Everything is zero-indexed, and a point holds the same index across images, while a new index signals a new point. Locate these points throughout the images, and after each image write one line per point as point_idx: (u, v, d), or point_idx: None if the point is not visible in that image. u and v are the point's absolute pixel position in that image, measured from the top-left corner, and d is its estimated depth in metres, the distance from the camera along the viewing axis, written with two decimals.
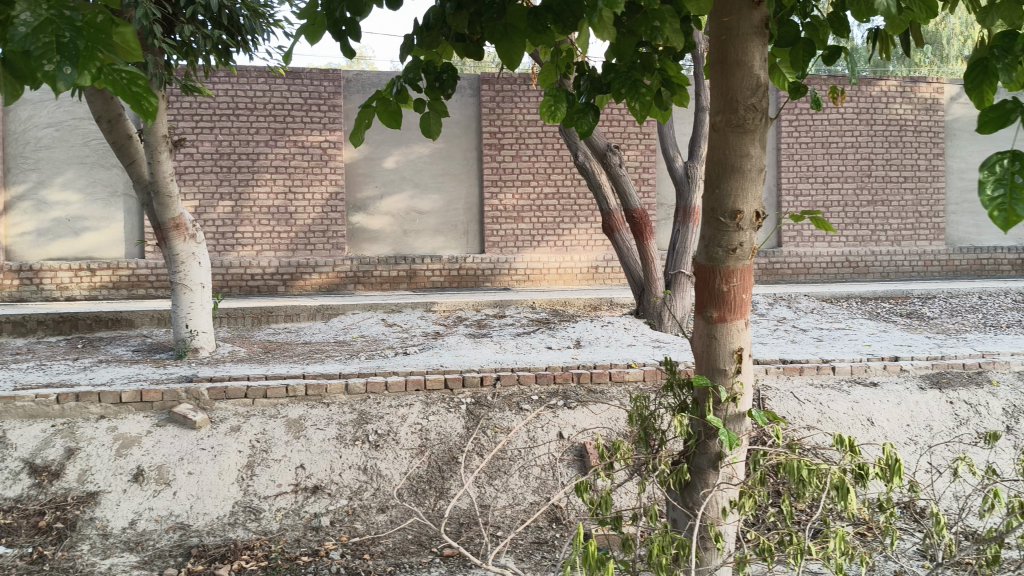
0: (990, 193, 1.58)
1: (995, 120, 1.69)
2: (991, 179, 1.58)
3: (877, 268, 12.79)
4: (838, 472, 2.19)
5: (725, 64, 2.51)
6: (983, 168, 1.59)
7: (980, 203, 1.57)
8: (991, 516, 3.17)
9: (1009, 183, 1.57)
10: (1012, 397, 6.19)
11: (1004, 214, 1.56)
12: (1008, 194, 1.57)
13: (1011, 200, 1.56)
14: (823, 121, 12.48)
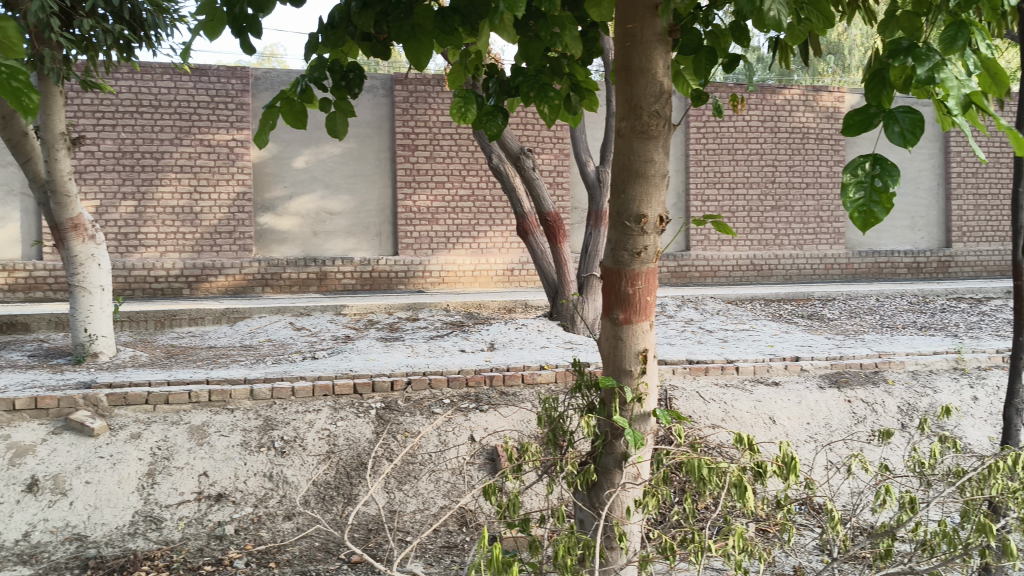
0: (851, 196, 1.77)
1: (859, 126, 1.85)
2: (853, 182, 1.77)
3: (780, 271, 13.12)
4: (735, 470, 2.23)
5: (629, 70, 2.55)
6: (846, 172, 1.78)
7: (843, 204, 1.77)
8: (885, 511, 3.29)
9: (869, 186, 1.76)
10: (905, 395, 6.45)
11: (863, 216, 1.75)
12: (867, 197, 1.75)
13: (870, 202, 1.74)
14: (730, 128, 12.82)
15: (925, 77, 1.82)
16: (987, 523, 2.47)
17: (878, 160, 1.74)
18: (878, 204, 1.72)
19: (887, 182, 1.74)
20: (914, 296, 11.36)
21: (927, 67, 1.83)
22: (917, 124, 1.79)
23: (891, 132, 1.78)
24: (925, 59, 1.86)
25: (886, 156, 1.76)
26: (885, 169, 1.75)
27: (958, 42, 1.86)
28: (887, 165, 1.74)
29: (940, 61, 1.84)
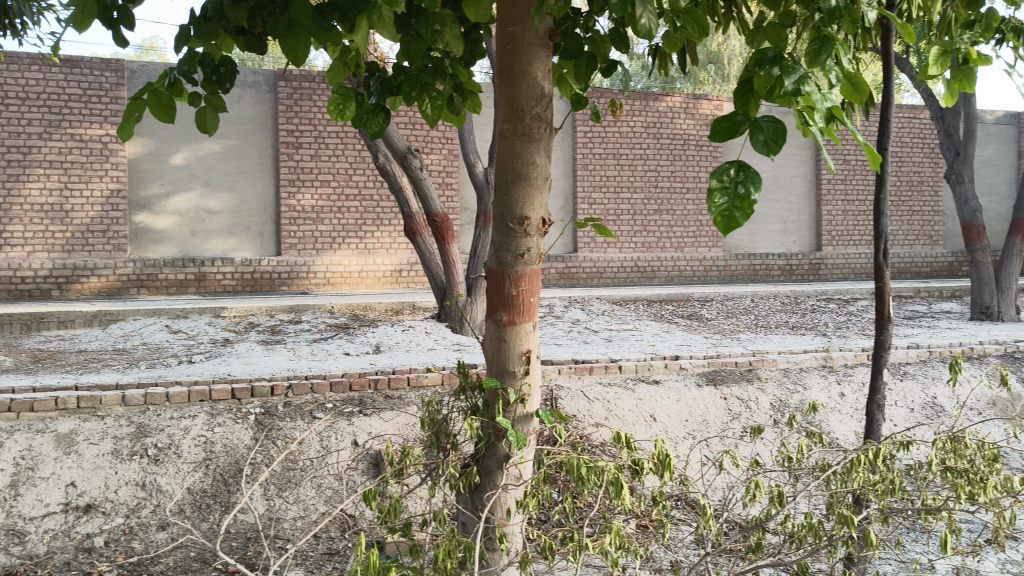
0: (716, 200, 1.82)
1: (725, 132, 1.90)
2: (718, 187, 1.82)
3: (663, 273, 13.44)
4: (612, 469, 2.26)
5: (510, 73, 2.56)
6: (713, 177, 1.83)
7: (708, 208, 1.81)
8: (757, 505, 3.41)
9: (733, 191, 1.81)
10: (778, 393, 6.71)
11: (726, 220, 1.80)
12: (731, 202, 1.81)
13: (733, 207, 1.80)
14: (615, 132, 13.05)
15: (791, 90, 1.91)
16: (852, 513, 2.58)
17: (742, 167, 1.81)
18: (742, 210, 1.78)
19: (750, 189, 1.81)
20: (787, 296, 11.83)
21: (793, 78, 1.92)
22: (779, 134, 1.87)
23: (757, 141, 1.85)
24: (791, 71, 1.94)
25: (750, 163, 1.83)
26: (748, 176, 1.82)
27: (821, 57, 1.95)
28: (751, 173, 1.81)
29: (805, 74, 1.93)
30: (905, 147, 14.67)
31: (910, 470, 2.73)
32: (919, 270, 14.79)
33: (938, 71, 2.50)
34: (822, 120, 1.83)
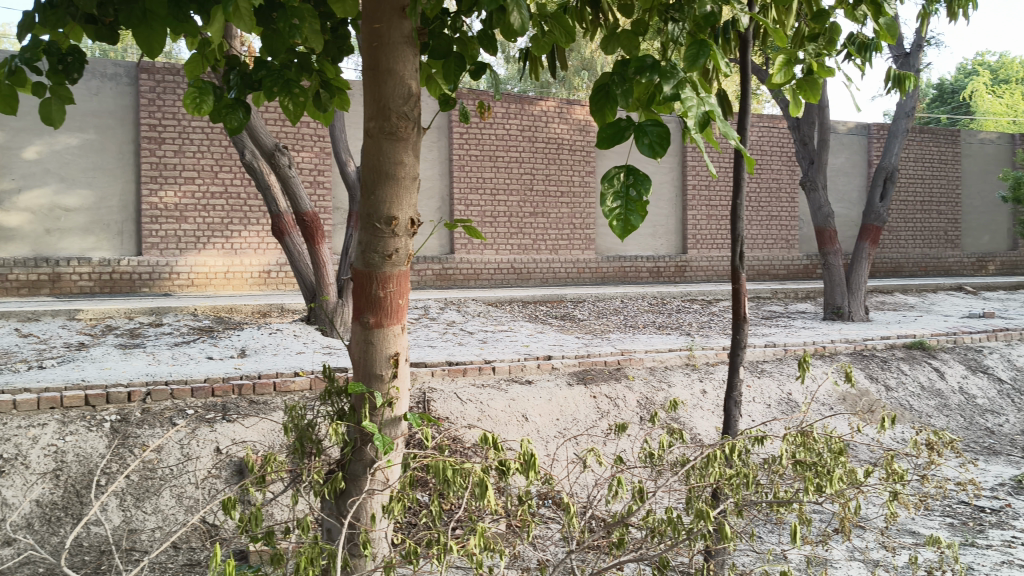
0: (609, 205, 1.89)
1: (611, 139, 1.94)
2: (610, 192, 1.89)
3: (538, 275, 13.58)
4: (476, 470, 2.25)
5: (376, 71, 2.52)
6: (604, 182, 1.90)
7: (602, 211, 1.88)
8: (624, 504, 3.48)
9: (625, 195, 1.89)
10: (645, 390, 6.88)
11: (620, 224, 1.87)
12: (624, 205, 1.88)
13: (627, 210, 1.87)
14: (491, 135, 13.12)
15: (670, 94, 1.92)
16: (715, 508, 2.66)
17: (631, 172, 1.87)
18: (634, 213, 1.86)
19: (641, 193, 1.88)
20: (655, 297, 12.16)
21: (672, 84, 1.93)
22: (663, 137, 1.90)
23: (643, 145, 1.88)
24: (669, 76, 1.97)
25: (639, 166, 1.89)
26: (639, 179, 1.88)
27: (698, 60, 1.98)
28: (639, 176, 1.88)
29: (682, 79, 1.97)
30: (766, 155, 15.32)
31: (766, 464, 2.83)
32: (777, 272, 15.46)
33: (782, 78, 2.65)
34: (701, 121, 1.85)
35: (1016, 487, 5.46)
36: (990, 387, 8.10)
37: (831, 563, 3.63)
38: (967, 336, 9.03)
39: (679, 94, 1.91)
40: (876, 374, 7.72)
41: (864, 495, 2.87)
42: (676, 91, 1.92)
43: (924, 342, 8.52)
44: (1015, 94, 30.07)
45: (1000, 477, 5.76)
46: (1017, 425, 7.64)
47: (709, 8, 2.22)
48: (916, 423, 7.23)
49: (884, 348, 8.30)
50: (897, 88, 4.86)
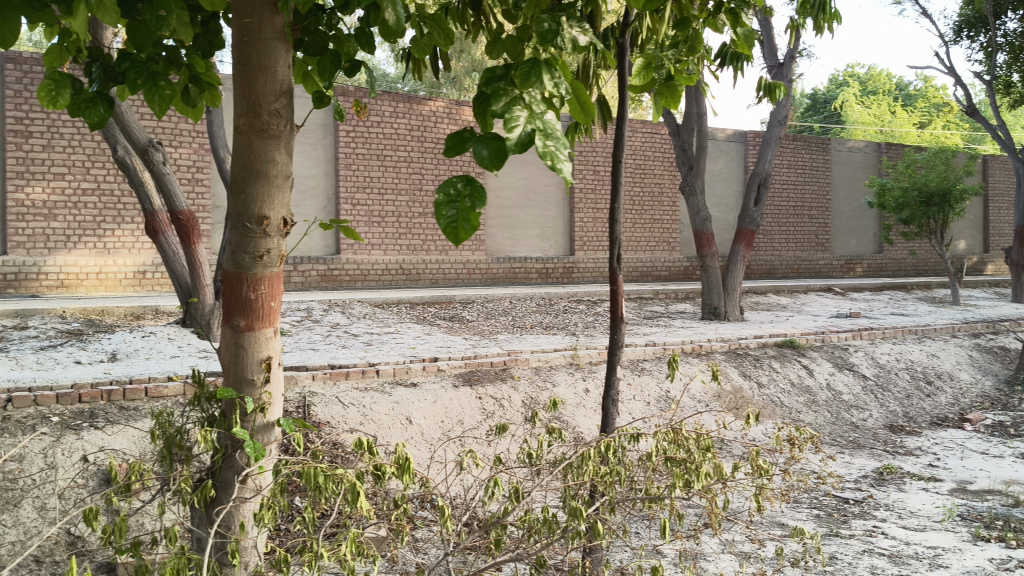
0: (444, 213, 1.86)
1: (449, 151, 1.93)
2: (444, 200, 1.86)
3: (426, 275, 13.51)
4: (349, 476, 2.21)
5: (246, 66, 2.45)
6: (439, 192, 1.87)
7: (436, 219, 1.86)
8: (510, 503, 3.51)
9: (460, 204, 1.87)
10: (530, 390, 6.94)
11: (456, 233, 1.86)
12: (458, 213, 1.86)
13: (461, 219, 1.86)
14: (379, 133, 12.98)
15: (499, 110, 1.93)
16: (591, 507, 2.70)
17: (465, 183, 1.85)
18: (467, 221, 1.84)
19: (475, 201, 1.86)
20: (542, 298, 12.27)
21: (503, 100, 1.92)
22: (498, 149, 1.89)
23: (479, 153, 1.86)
24: (503, 95, 1.96)
25: (474, 176, 1.88)
26: (474, 190, 1.87)
27: (533, 78, 1.97)
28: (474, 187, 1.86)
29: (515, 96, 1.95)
30: (649, 159, 15.68)
31: (639, 462, 2.88)
32: (659, 274, 15.84)
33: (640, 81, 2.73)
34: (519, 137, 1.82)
35: (878, 479, 5.76)
36: (854, 383, 8.50)
37: (705, 556, 3.74)
38: (834, 335, 9.46)
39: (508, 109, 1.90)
40: (749, 372, 7.99)
41: (732, 489, 2.97)
42: (506, 108, 1.90)
43: (794, 341, 8.87)
44: (881, 106, 31.79)
45: (863, 469, 6.06)
46: (879, 419, 8.05)
47: (547, 25, 2.27)
48: (787, 418, 7.53)
49: (757, 347, 8.61)
50: (768, 96, 5.05)
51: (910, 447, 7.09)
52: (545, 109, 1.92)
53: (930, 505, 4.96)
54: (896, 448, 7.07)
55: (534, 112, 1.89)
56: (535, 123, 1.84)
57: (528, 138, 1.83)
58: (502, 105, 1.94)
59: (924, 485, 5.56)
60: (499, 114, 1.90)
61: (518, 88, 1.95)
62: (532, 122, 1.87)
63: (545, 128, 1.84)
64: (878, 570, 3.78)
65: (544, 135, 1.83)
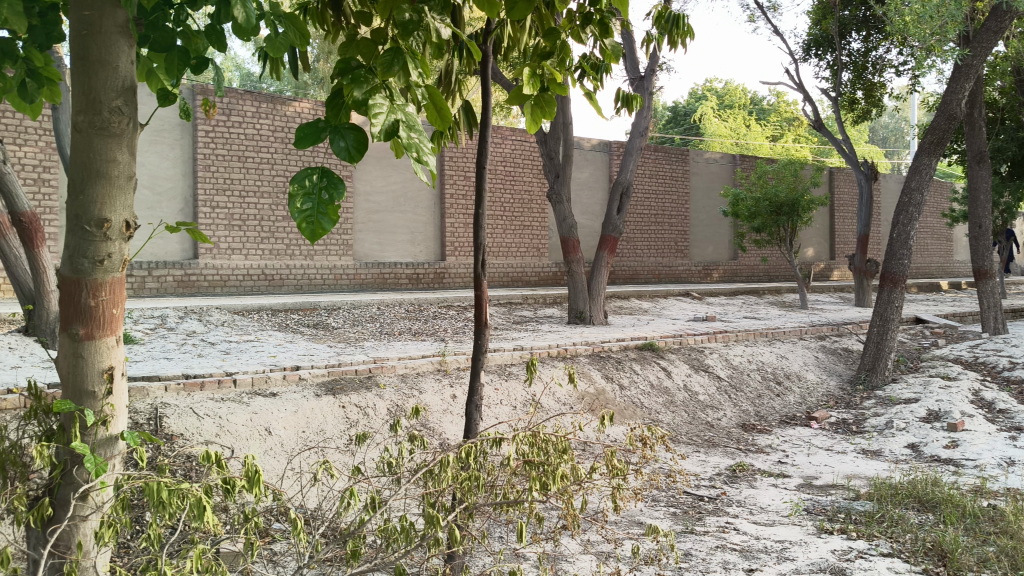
0: (298, 207, 1.90)
1: (309, 139, 1.94)
2: (300, 193, 1.90)
3: (290, 281, 13.20)
4: (191, 489, 2.12)
5: (85, 61, 2.34)
6: (294, 184, 1.90)
7: (292, 213, 1.88)
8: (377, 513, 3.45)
9: (316, 198, 1.91)
10: (395, 398, 6.87)
11: (311, 226, 1.89)
12: (315, 208, 1.90)
13: (316, 213, 1.90)
14: (240, 134, 12.61)
15: (360, 99, 1.98)
16: (449, 514, 2.69)
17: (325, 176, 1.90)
18: (324, 216, 1.89)
19: (332, 196, 1.91)
20: (410, 304, 12.17)
21: (364, 89, 1.98)
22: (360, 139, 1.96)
23: (336, 147, 1.91)
24: (364, 82, 2.01)
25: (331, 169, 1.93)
26: (330, 181, 1.92)
27: (394, 67, 2.02)
28: (333, 179, 1.92)
29: (377, 85, 2.01)
30: (519, 166, 15.83)
31: (499, 466, 2.89)
32: (528, 279, 16.01)
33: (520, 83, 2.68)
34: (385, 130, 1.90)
35: (731, 475, 5.98)
36: (710, 384, 8.81)
37: (565, 559, 3.78)
38: (692, 338, 9.78)
39: (369, 100, 1.97)
40: (611, 374, 8.17)
41: (590, 490, 3.01)
42: (367, 96, 1.97)
43: (653, 344, 9.14)
44: (738, 119, 33.18)
45: (717, 466, 6.28)
46: (733, 418, 8.36)
47: (406, 17, 2.20)
48: (646, 419, 7.72)
49: (619, 350, 8.82)
50: (626, 108, 5.18)
51: (762, 444, 7.40)
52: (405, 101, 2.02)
53: (779, 500, 5.18)
54: (748, 446, 7.36)
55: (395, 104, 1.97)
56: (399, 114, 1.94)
57: (394, 129, 1.92)
58: (363, 92, 1.99)
59: (774, 481, 5.82)
60: (360, 103, 1.96)
61: (380, 77, 2.01)
62: (394, 112, 1.96)
63: (408, 122, 1.94)
64: (731, 565, 3.92)
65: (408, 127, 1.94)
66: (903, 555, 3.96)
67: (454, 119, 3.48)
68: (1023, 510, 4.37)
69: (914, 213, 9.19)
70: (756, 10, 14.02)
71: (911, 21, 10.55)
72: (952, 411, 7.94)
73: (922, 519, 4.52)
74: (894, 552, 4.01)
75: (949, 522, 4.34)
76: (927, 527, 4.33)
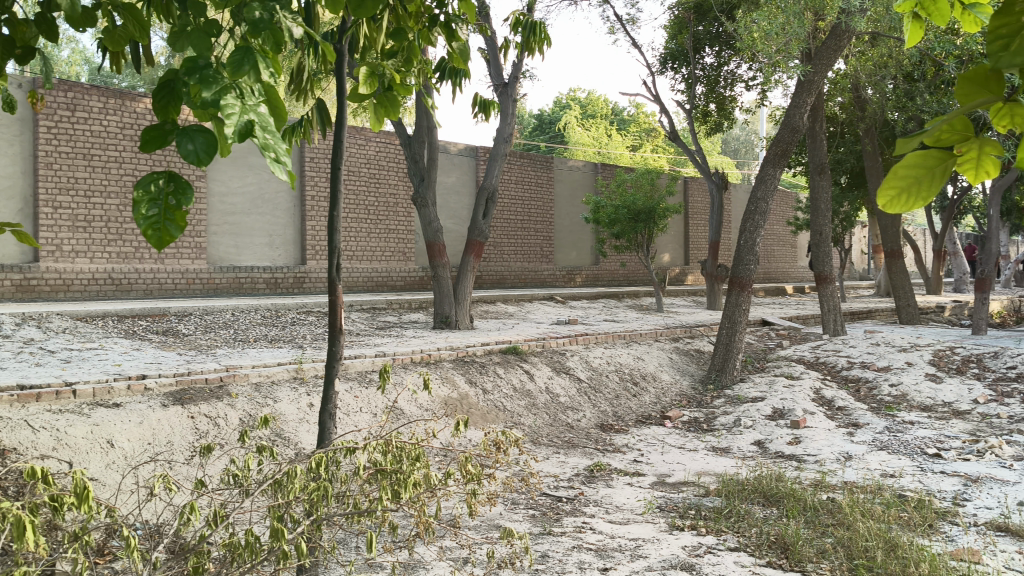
0: (143, 213, 1.59)
1: (154, 143, 1.71)
2: (145, 198, 1.59)
3: (140, 285, 12.59)
4: (13, 506, 1.98)
5: None
6: (137, 188, 1.59)
7: (134, 220, 1.58)
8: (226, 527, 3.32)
9: (163, 203, 1.60)
10: (248, 407, 6.66)
11: (157, 234, 1.59)
12: (160, 214, 1.60)
13: (164, 220, 1.60)
14: (85, 131, 11.98)
15: (207, 101, 1.68)
16: (297, 525, 2.62)
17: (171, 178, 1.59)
18: (173, 222, 1.58)
19: (181, 200, 1.59)
20: (267, 309, 11.83)
21: (213, 89, 1.71)
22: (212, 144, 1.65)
23: (183, 151, 1.62)
24: (213, 83, 1.75)
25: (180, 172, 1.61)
26: (178, 186, 1.60)
27: (245, 66, 1.75)
28: (181, 184, 1.60)
29: (225, 85, 1.72)
30: (383, 169, 15.66)
31: (351, 475, 2.84)
32: (393, 284, 15.85)
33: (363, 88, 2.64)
34: (238, 137, 1.61)
35: (589, 476, 6.08)
36: (570, 386, 8.95)
37: (424, 567, 3.73)
38: (554, 342, 9.91)
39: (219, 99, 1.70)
40: (474, 379, 8.17)
41: (444, 497, 3.00)
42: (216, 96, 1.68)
43: (516, 348, 9.21)
44: (599, 128, 34.02)
45: (575, 467, 6.37)
46: (592, 419, 8.50)
47: (258, 14, 2.02)
48: (508, 422, 7.75)
49: (482, 354, 8.84)
50: (484, 114, 5.21)
51: (619, 444, 7.56)
52: (259, 102, 1.73)
53: (633, 499, 5.30)
54: (605, 446, 7.50)
55: (248, 105, 1.70)
56: (250, 115, 1.66)
57: (247, 131, 1.64)
58: (210, 93, 1.71)
59: (630, 480, 5.95)
60: (206, 106, 1.66)
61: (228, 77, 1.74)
62: (245, 114, 1.69)
63: (262, 123, 1.67)
64: (585, 565, 3.97)
65: (262, 129, 1.66)
66: (749, 548, 4.11)
67: (307, 115, 3.40)
68: (858, 502, 4.62)
69: (760, 221, 9.64)
70: (616, 22, 14.35)
71: (760, 38, 11.04)
72: (795, 409, 8.34)
73: (767, 513, 4.71)
74: (741, 546, 4.16)
75: (792, 516, 4.54)
76: (771, 521, 4.52)
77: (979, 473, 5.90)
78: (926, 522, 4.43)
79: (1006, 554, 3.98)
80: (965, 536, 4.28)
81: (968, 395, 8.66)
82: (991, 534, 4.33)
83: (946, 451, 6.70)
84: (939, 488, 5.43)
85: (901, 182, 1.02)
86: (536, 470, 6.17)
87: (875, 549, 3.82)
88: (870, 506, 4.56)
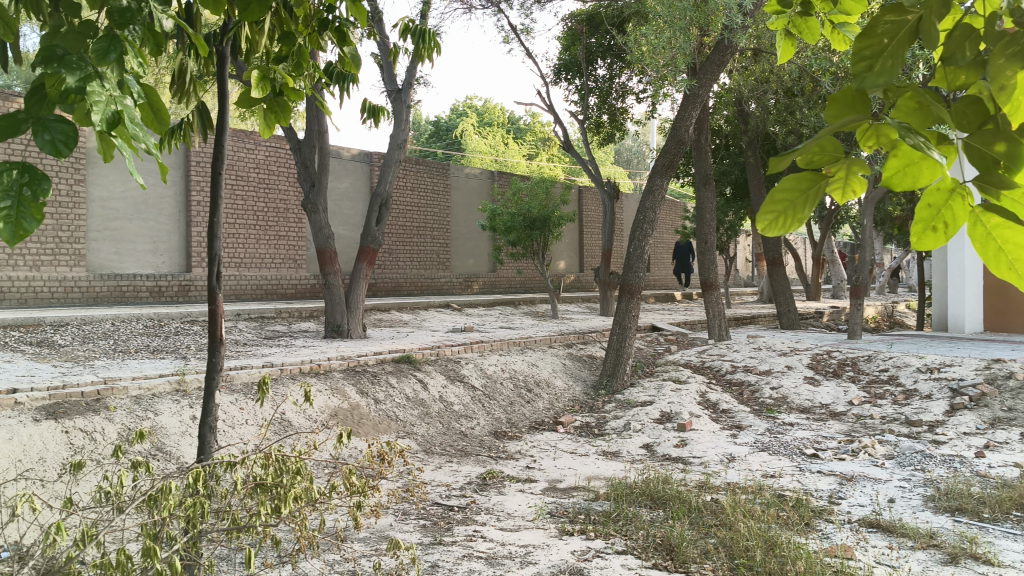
0: None
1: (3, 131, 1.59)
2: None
3: (13, 294, 11.98)
4: None
5: None
6: None
7: None
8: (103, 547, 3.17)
9: (17, 196, 1.58)
10: (127, 421, 6.42)
11: (11, 226, 1.54)
12: (14, 206, 1.57)
13: (20, 213, 1.57)
14: None
15: (74, 87, 1.72)
16: (170, 543, 2.54)
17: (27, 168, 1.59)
18: (29, 214, 1.56)
19: (36, 193, 1.59)
20: (150, 319, 11.41)
21: (77, 76, 1.74)
22: (67, 135, 1.60)
23: (40, 138, 1.55)
24: (75, 69, 1.76)
25: (34, 163, 1.61)
26: (32, 176, 1.61)
27: (110, 55, 1.81)
28: (36, 175, 1.61)
29: (91, 74, 1.77)
30: (273, 174, 15.34)
31: (230, 490, 2.77)
32: (283, 292, 15.51)
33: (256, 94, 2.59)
34: (106, 123, 1.67)
35: (481, 484, 6.07)
36: (464, 394, 8.93)
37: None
38: (447, 349, 9.88)
39: (84, 87, 1.72)
40: (365, 389, 8.08)
41: (327, 510, 2.95)
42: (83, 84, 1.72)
43: (410, 356, 9.14)
44: (494, 136, 34.26)
45: (467, 476, 6.35)
46: (485, 427, 8.50)
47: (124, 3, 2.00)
48: (400, 432, 7.68)
49: (374, 363, 8.74)
50: (372, 119, 5.15)
51: (511, 451, 7.58)
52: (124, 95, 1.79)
53: (524, 505, 5.31)
54: (498, 453, 7.51)
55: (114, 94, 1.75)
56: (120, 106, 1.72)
57: (114, 122, 1.70)
58: (76, 79, 1.73)
59: (521, 487, 5.96)
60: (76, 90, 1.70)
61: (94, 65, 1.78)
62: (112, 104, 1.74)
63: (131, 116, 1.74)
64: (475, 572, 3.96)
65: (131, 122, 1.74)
66: (636, 551, 4.18)
67: (187, 119, 3.28)
68: (740, 502, 4.75)
69: (648, 230, 9.87)
70: (510, 32, 14.43)
71: (648, 51, 11.28)
72: (682, 412, 8.55)
73: (654, 516, 4.80)
74: (628, 549, 4.22)
75: (677, 518, 4.64)
76: (657, 523, 4.60)
77: (853, 472, 6.16)
78: (803, 521, 4.59)
79: (876, 549, 4.16)
80: (839, 533, 4.45)
81: (844, 396, 9.03)
82: (863, 530, 4.51)
83: (824, 451, 6.97)
84: (816, 486, 5.64)
85: (778, 206, 1.08)
86: (426, 480, 6.12)
87: (754, 548, 3.93)
88: (750, 505, 4.69)
